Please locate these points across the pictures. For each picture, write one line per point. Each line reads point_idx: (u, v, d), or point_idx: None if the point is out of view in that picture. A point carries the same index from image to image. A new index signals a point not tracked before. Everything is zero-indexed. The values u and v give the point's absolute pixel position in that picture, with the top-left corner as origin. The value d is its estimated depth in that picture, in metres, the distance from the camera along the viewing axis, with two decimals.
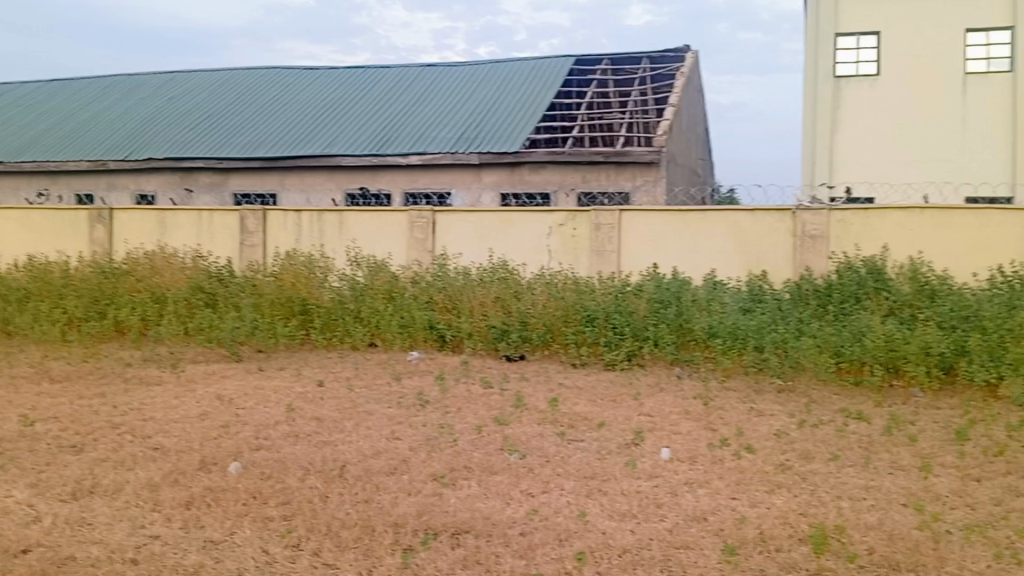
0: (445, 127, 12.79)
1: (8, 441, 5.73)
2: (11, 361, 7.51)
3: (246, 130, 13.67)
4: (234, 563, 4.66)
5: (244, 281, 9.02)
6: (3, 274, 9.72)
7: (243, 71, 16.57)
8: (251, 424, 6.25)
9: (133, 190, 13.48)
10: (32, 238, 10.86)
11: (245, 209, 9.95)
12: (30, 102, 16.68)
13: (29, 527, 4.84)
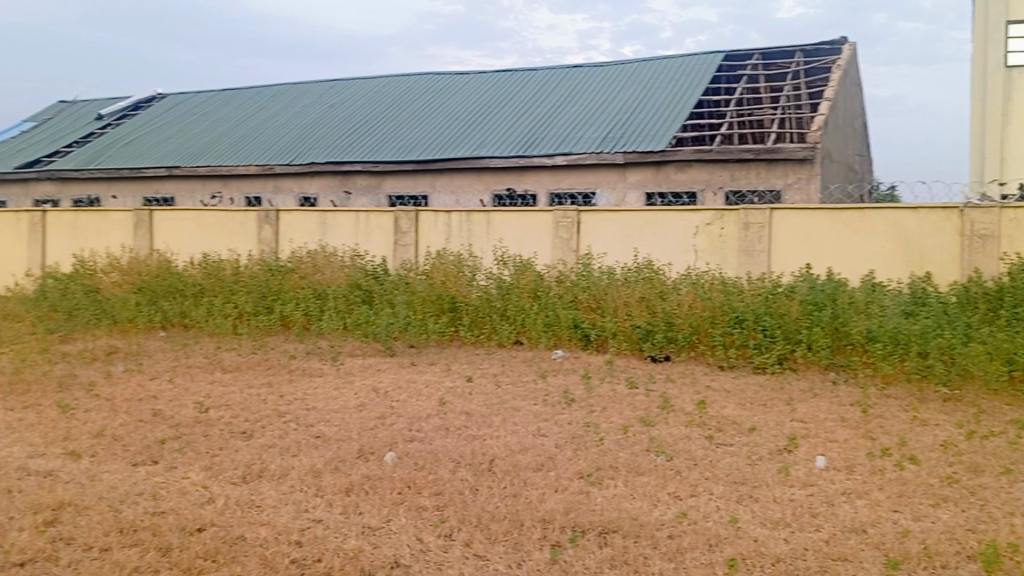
0: (592, 128, 13.07)
1: (186, 425, 6.13)
2: (189, 351, 8.09)
3: (401, 134, 14.41)
4: (391, 550, 4.79)
5: (397, 280, 9.39)
6: (181, 268, 10.45)
7: (395, 78, 17.44)
8: (405, 416, 6.46)
9: (298, 193, 14.41)
10: (207, 238, 11.61)
11: (399, 210, 10.37)
12: (203, 110, 18.12)
13: (204, 507, 5.14)
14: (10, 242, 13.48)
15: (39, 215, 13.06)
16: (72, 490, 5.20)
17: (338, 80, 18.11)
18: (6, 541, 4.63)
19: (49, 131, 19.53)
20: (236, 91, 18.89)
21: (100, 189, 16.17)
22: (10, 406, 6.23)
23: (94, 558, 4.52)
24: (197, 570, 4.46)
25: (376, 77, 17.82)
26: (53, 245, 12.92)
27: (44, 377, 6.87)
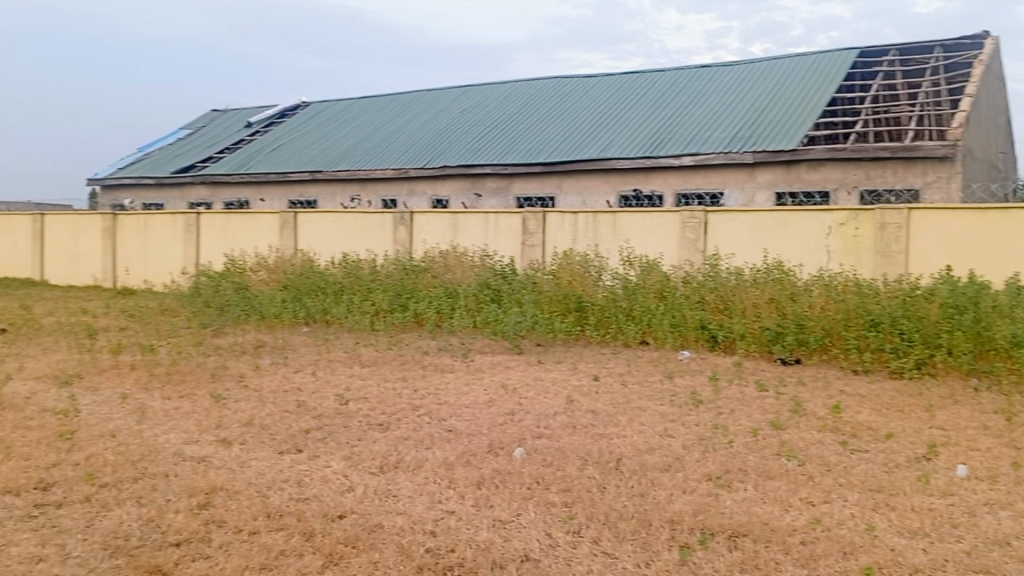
0: (720, 128, 13.36)
1: (327, 416, 6.43)
2: (330, 344, 8.54)
3: (531, 138, 15.16)
4: (521, 544, 4.88)
5: (525, 279, 9.65)
6: (323, 267, 11.10)
7: (525, 84, 18.25)
8: (533, 413, 6.60)
9: (430, 195, 15.32)
10: (346, 239, 12.58)
11: (528, 211, 10.95)
12: (345, 119, 19.47)
13: (345, 496, 5.36)
14: (168, 241, 14.96)
15: (193, 216, 14.48)
16: (222, 475, 5.48)
17: (470, 88, 19.07)
18: (163, 521, 4.89)
19: (202, 139, 21.29)
20: (369, 103, 20.16)
21: (250, 193, 17.72)
22: (167, 394, 6.66)
23: (243, 541, 4.76)
24: (339, 555, 4.65)
25: (507, 84, 18.67)
26: (206, 245, 14.28)
27: (198, 369, 7.35)
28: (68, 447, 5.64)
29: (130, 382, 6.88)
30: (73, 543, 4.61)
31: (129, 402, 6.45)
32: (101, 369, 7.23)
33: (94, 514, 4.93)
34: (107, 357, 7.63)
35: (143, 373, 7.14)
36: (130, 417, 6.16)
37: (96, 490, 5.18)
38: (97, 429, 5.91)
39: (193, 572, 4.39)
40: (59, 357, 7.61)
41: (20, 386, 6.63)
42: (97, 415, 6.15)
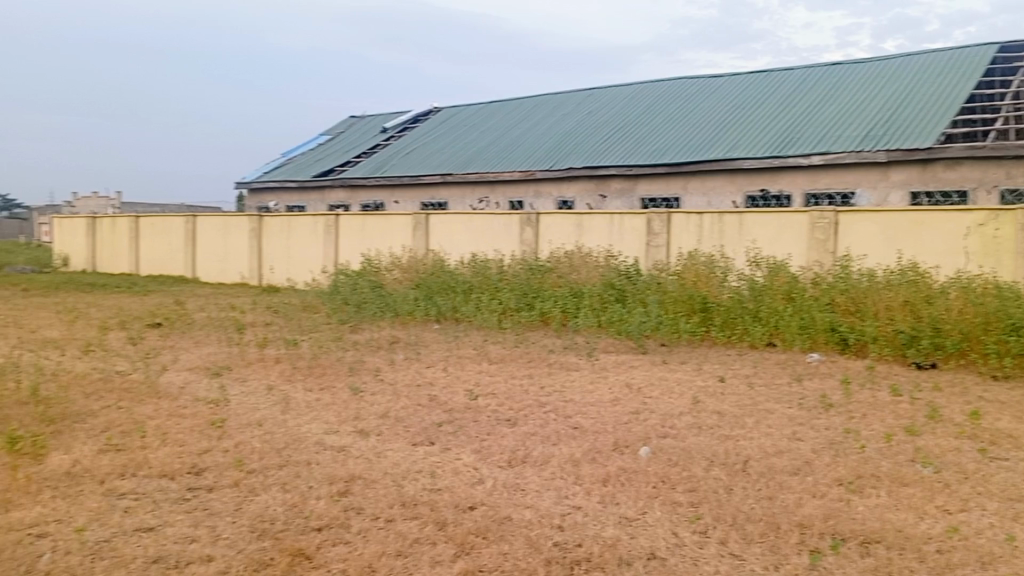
0: (851, 126, 13.44)
1: (458, 410, 6.64)
2: (460, 341, 8.84)
3: (657, 138, 15.66)
4: (648, 542, 4.85)
5: (650, 279, 9.72)
6: (453, 266, 11.51)
7: (650, 87, 18.75)
8: (658, 413, 6.67)
9: (556, 197, 16.14)
10: (476, 239, 13.32)
11: (653, 212, 11.31)
12: (473, 124, 20.49)
13: (475, 488, 5.48)
14: (309, 242, 16.15)
15: (333, 218, 15.66)
16: (360, 464, 5.67)
17: (594, 92, 19.71)
18: (306, 506, 5.12)
19: (340, 144, 22.60)
20: (494, 110, 21.20)
21: (384, 197, 18.77)
22: (309, 386, 7.03)
23: (380, 528, 4.92)
24: (470, 545, 4.77)
25: (632, 86, 19.22)
26: (345, 245, 15.42)
27: (337, 363, 7.71)
28: (218, 434, 5.93)
29: (275, 374, 7.29)
30: (223, 524, 4.84)
31: (275, 393, 6.83)
32: (249, 362, 7.68)
33: (243, 498, 5.16)
34: (254, 351, 8.09)
35: (287, 366, 7.55)
36: (274, 408, 6.51)
37: (245, 475, 5.41)
38: (246, 418, 6.25)
39: (334, 556, 4.57)
40: (211, 349, 8.11)
41: (176, 376, 7.12)
42: (245, 405, 6.52)
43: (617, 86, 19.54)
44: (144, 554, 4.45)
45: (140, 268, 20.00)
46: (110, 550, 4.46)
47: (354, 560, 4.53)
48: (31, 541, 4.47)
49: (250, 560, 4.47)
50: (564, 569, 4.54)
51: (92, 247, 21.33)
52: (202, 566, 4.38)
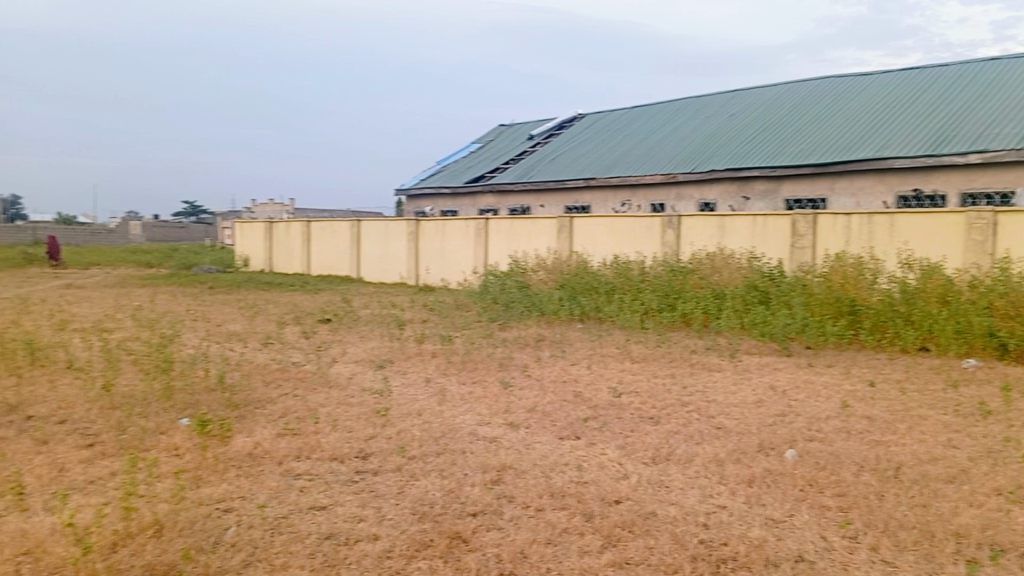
0: (1013, 123, 12.78)
1: (602, 407, 6.86)
2: (604, 340, 9.11)
3: (801, 139, 15.52)
4: (795, 544, 4.75)
5: (795, 281, 9.66)
6: (595, 267, 11.77)
7: (796, 86, 18.44)
8: (804, 416, 6.67)
9: (698, 199, 16.41)
10: (619, 241, 13.62)
11: (798, 214, 11.20)
12: (614, 132, 20.96)
13: (620, 483, 5.59)
14: (461, 245, 16.94)
15: (483, 222, 16.37)
16: (512, 455, 5.95)
17: (738, 94, 19.61)
18: (462, 493, 5.40)
19: (491, 151, 24.06)
20: (636, 117, 21.55)
21: (531, 201, 19.88)
22: (463, 379, 7.43)
23: (531, 516, 5.13)
24: (617, 538, 4.86)
25: (777, 87, 18.96)
26: (494, 248, 16.11)
27: (487, 358, 8.09)
28: (381, 422, 6.38)
29: (432, 368, 7.74)
30: (387, 506, 5.22)
31: (432, 385, 7.26)
32: (408, 355, 8.20)
33: (404, 482, 5.52)
34: (412, 345, 8.61)
35: (442, 360, 8.00)
36: (432, 399, 6.92)
37: (406, 462, 5.79)
38: (406, 408, 6.69)
39: (488, 541, 4.83)
40: (374, 343, 8.68)
41: (343, 367, 7.69)
42: (406, 395, 6.97)
43: (761, 88, 19.33)
44: (317, 531, 4.87)
45: (310, 269, 21.48)
46: (288, 526, 4.90)
47: (507, 546, 4.75)
48: (220, 513, 4.95)
49: (412, 541, 4.81)
50: (710, 567, 4.52)
51: (269, 250, 23.12)
52: (369, 544, 4.76)
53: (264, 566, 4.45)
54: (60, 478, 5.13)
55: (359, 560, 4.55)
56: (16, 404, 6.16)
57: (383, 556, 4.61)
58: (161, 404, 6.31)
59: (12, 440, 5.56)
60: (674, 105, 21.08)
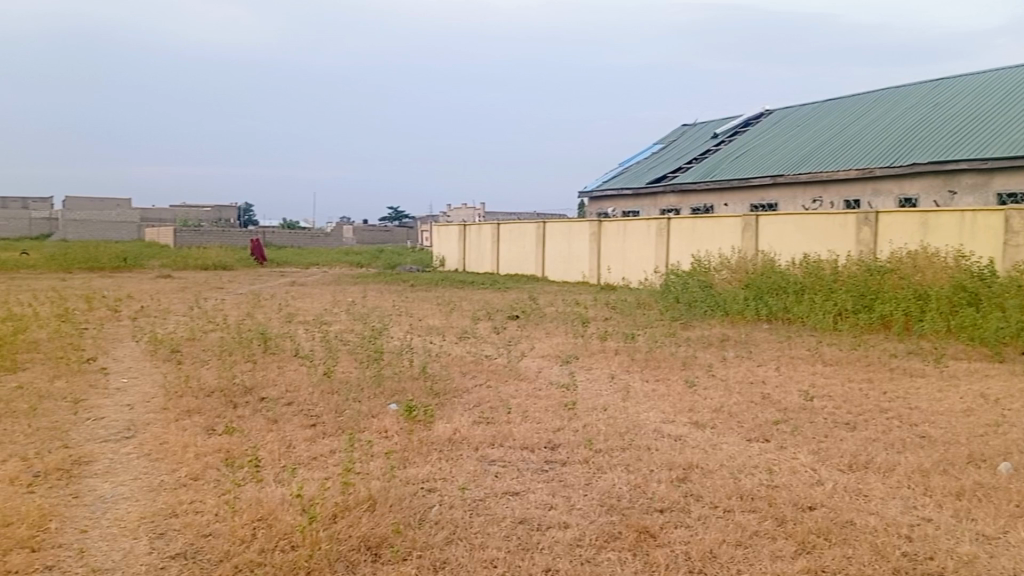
0: None
1: (793, 410, 6.71)
2: (794, 341, 8.87)
3: (1015, 128, 14.29)
4: (1010, 563, 4.41)
5: (1010, 281, 8.92)
6: (783, 267, 11.45)
7: (1013, 71, 16.89)
8: (1020, 427, 6.18)
9: (898, 195, 15.46)
10: (810, 240, 13.14)
11: (1012, 209, 10.31)
12: (803, 127, 20.23)
13: (814, 488, 5.43)
14: (643, 244, 16.97)
15: (665, 221, 16.34)
16: (698, 454, 5.96)
17: (944, 82, 18.27)
18: (649, 489, 5.48)
19: (674, 151, 24.02)
20: (827, 112, 20.59)
21: (714, 200, 19.63)
22: (646, 376, 7.52)
23: (719, 516, 5.11)
24: (812, 544, 4.71)
25: (990, 73, 17.46)
26: (675, 247, 16.03)
27: (672, 357, 8.12)
28: (569, 415, 6.59)
29: (616, 365, 7.88)
30: (577, 496, 5.40)
31: (617, 381, 7.41)
32: (593, 352, 8.39)
33: (592, 474, 5.69)
34: (596, 343, 8.79)
35: (626, 357, 8.12)
36: (617, 395, 7.06)
37: (593, 454, 5.96)
38: (593, 402, 6.88)
39: (676, 538, 4.86)
40: (559, 340, 8.94)
41: (532, 362, 7.99)
42: (591, 390, 7.16)
43: (972, 75, 17.88)
44: (512, 515, 5.14)
45: (498, 267, 22.37)
46: (485, 509, 5.21)
47: (696, 543, 4.75)
48: (424, 493, 5.36)
49: (601, 532, 4.95)
50: None
51: (462, 251, 24.38)
52: (560, 531, 4.96)
53: (465, 545, 4.75)
54: (288, 454, 5.74)
55: (552, 546, 4.76)
56: (250, 386, 6.95)
57: (574, 545, 4.79)
58: (371, 390, 6.88)
59: (249, 418, 6.29)
60: (871, 97, 19.94)
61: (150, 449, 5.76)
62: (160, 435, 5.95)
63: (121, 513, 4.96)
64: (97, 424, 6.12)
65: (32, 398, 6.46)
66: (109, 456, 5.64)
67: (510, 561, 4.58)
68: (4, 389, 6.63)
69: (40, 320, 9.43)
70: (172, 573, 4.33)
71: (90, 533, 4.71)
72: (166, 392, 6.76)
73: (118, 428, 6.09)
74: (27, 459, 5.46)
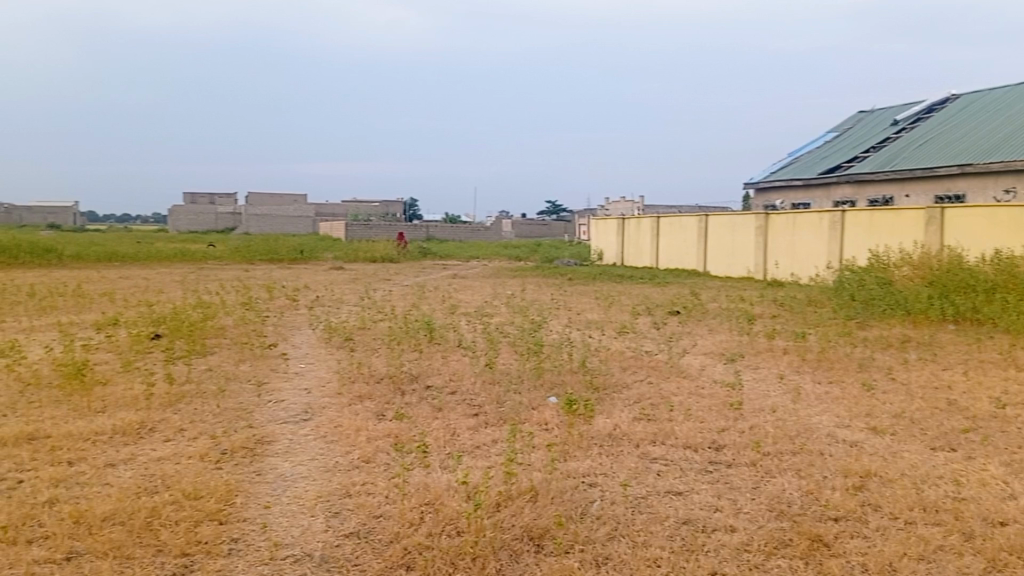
0: None
1: (982, 418, 6.19)
2: (984, 344, 8.19)
3: None
4: None
5: None
6: (970, 264, 10.63)
7: None
8: None
9: None
10: (1003, 233, 12.14)
11: None
12: (998, 111, 18.71)
13: (1008, 503, 4.96)
14: (814, 238, 16.25)
15: (839, 213, 15.59)
16: (876, 461, 5.60)
17: None
18: (822, 495, 5.20)
19: (849, 139, 22.87)
20: None
21: (894, 190, 18.53)
22: (818, 378, 7.18)
23: (899, 528, 4.76)
24: (1006, 563, 4.30)
25: None
26: (850, 241, 15.27)
27: (846, 358, 7.69)
28: (734, 415, 6.39)
29: (785, 365, 7.57)
30: (744, 500, 5.20)
31: (786, 381, 7.12)
32: (759, 351, 8.09)
33: (760, 477, 5.48)
34: (763, 341, 8.47)
35: (795, 357, 7.78)
36: (785, 396, 6.78)
37: (761, 457, 5.74)
38: (760, 403, 6.63)
39: (852, 548, 4.57)
40: (724, 337, 8.69)
41: (694, 359, 7.81)
42: (758, 391, 6.91)
43: None
44: (675, 515, 5.02)
45: (658, 262, 22.12)
46: (648, 507, 5.12)
47: (873, 554, 4.45)
48: (585, 487, 5.34)
49: (771, 538, 4.73)
50: None
51: (621, 245, 24.30)
52: (726, 535, 4.78)
53: (627, 542, 4.68)
54: (452, 441, 5.88)
55: (718, 550, 4.59)
56: (417, 374, 7.18)
57: (741, 549, 4.60)
58: (532, 382, 6.95)
59: (416, 405, 6.50)
60: None
61: (325, 431, 6.06)
62: (334, 418, 6.25)
63: (299, 491, 5.25)
64: (278, 406, 6.52)
65: (220, 380, 6.97)
66: (289, 436, 5.98)
67: (675, 562, 4.46)
68: (196, 371, 7.20)
69: (228, 307, 10.20)
70: (346, 551, 4.53)
71: (272, 509, 5.00)
72: (339, 378, 7.11)
73: (297, 410, 6.45)
74: (216, 437, 5.88)
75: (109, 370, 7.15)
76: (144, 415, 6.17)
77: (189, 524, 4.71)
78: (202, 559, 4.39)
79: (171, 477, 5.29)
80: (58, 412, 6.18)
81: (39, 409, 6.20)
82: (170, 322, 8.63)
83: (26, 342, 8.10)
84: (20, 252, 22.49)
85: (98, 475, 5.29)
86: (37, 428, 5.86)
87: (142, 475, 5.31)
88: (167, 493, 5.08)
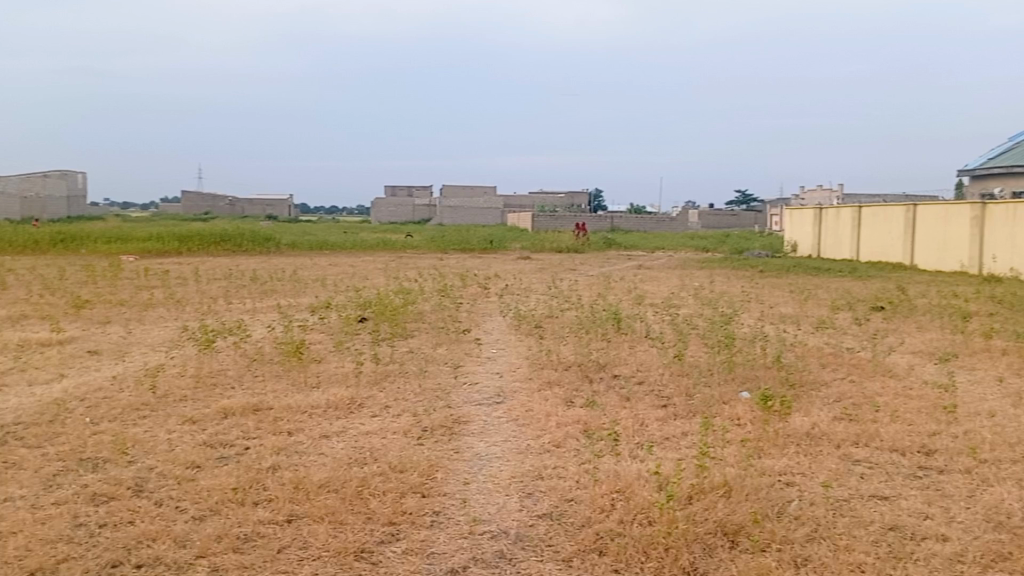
0: None
1: None
2: None
3: None
4: None
5: None
6: None
7: None
8: None
9: None
10: None
11: None
12: None
13: None
14: None
15: None
16: None
17: None
18: None
19: None
20: None
21: None
22: None
23: None
24: None
25: None
26: None
27: None
28: (945, 419, 5.99)
29: (1004, 366, 6.99)
30: (958, 508, 4.85)
31: (1007, 385, 6.56)
32: (974, 351, 7.52)
33: (976, 486, 5.09)
34: (978, 341, 7.84)
35: (1017, 359, 7.15)
36: (1005, 401, 6.26)
37: (978, 465, 5.33)
38: (975, 408, 6.17)
39: None
40: (933, 335, 8.13)
41: (899, 358, 7.38)
42: (973, 394, 6.43)
43: None
44: (881, 520, 4.75)
45: (857, 254, 21.08)
46: (851, 510, 4.88)
47: None
48: (782, 486, 5.18)
49: (989, 550, 4.37)
50: None
51: (817, 235, 23.32)
52: (938, 544, 4.47)
53: (829, 545, 4.48)
54: (643, 431, 5.89)
55: (929, 559, 4.30)
56: (605, 363, 7.24)
57: (955, 559, 4.29)
58: (722, 376, 6.84)
59: (604, 393, 6.57)
60: None
61: (517, 415, 6.24)
62: (526, 402, 6.43)
63: (494, 470, 5.44)
64: (472, 388, 6.79)
65: (420, 361, 7.35)
66: (484, 418, 6.21)
67: (881, 568, 4.22)
68: (398, 352, 7.64)
69: (426, 293, 10.75)
70: (540, 532, 4.65)
71: (470, 486, 5.21)
72: (529, 363, 7.31)
73: (490, 393, 6.69)
74: (418, 415, 6.22)
75: (322, 349, 7.73)
76: (353, 392, 6.62)
77: (395, 496, 5.00)
78: (407, 528, 4.64)
79: (377, 451, 5.65)
80: (279, 386, 6.78)
81: (263, 382, 6.83)
82: (374, 305, 9.20)
83: (251, 322, 8.93)
84: (246, 239, 24.76)
85: (314, 445, 5.73)
86: (260, 401, 6.44)
87: (352, 447, 5.70)
88: (375, 465, 5.43)
